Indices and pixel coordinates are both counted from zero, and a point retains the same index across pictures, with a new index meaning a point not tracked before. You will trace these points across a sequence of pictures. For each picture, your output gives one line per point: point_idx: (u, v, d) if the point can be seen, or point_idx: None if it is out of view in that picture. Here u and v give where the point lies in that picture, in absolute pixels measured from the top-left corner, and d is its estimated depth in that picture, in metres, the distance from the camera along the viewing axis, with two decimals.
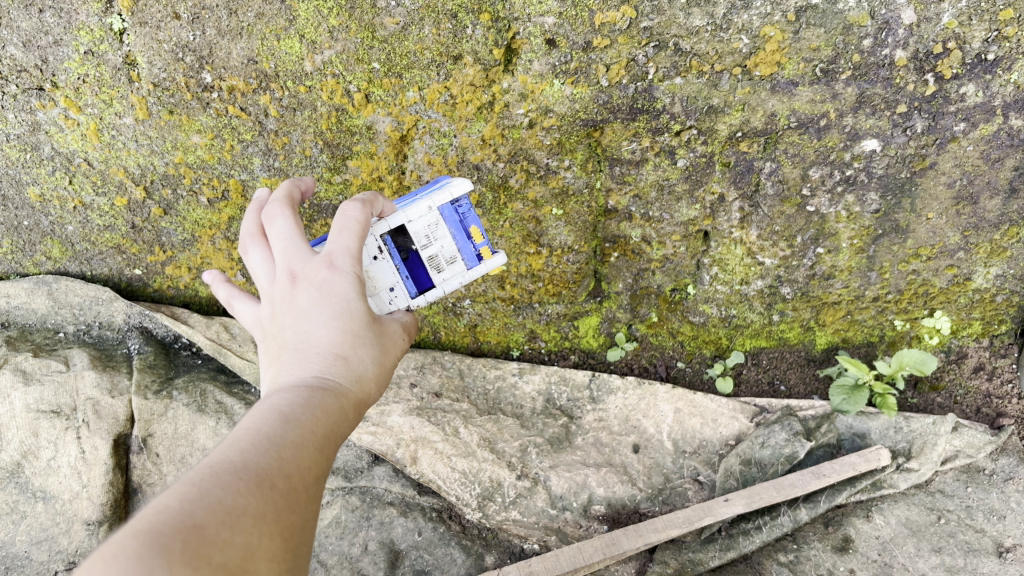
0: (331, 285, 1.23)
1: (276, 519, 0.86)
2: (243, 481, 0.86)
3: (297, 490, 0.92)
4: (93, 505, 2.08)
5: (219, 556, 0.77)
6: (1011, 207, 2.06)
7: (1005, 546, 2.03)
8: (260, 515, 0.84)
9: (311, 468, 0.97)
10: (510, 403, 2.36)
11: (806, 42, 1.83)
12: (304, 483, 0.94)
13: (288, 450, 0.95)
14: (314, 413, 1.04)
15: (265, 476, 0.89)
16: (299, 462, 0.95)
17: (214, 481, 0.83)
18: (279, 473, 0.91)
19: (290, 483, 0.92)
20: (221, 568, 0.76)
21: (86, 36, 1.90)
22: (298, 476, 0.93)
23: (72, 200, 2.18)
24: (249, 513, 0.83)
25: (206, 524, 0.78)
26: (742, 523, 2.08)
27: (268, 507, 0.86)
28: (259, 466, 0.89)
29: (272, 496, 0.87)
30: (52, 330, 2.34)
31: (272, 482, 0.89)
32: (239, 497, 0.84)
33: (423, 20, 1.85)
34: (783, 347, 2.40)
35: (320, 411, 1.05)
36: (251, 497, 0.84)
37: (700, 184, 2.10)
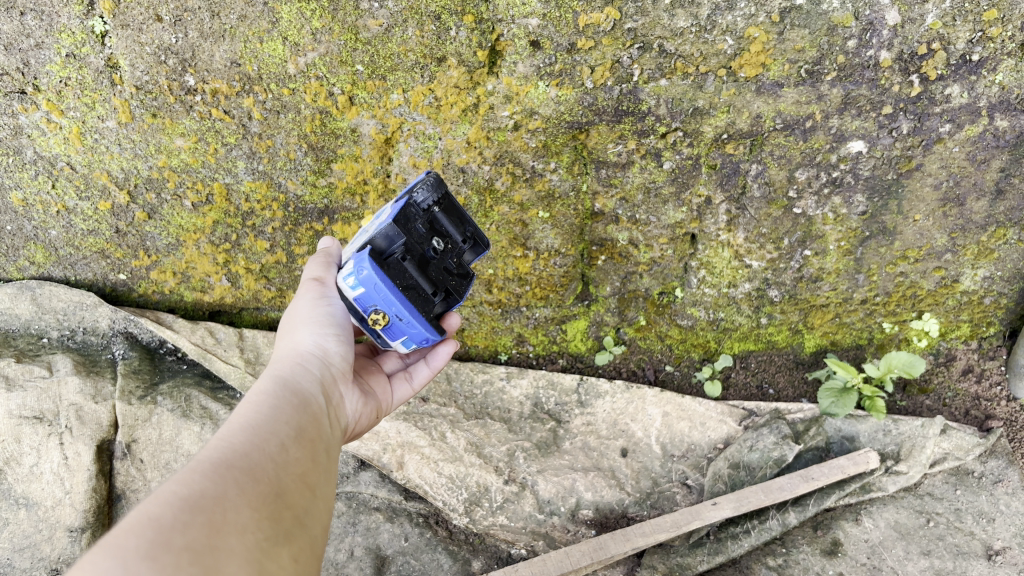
0: None
1: (238, 491, 0.95)
2: (196, 474, 0.95)
3: (257, 463, 1.01)
4: (76, 512, 2.06)
5: (181, 539, 0.85)
6: (997, 209, 2.07)
7: (994, 548, 2.02)
8: (221, 494, 0.93)
9: (272, 441, 1.08)
10: (498, 407, 2.34)
11: (791, 43, 1.83)
12: (265, 455, 1.04)
13: (239, 433, 1.06)
14: (256, 398, 1.18)
15: (222, 461, 0.99)
16: (259, 442, 1.06)
17: (170, 481, 0.93)
18: (234, 455, 1.01)
19: (247, 462, 1.01)
20: (185, 548, 0.84)
21: (68, 39, 1.88)
22: (258, 453, 1.04)
23: (55, 204, 2.17)
24: (208, 496, 0.92)
25: (162, 517, 0.86)
26: (731, 526, 2.06)
27: (227, 485, 0.95)
28: (213, 456, 0.99)
29: (231, 474, 0.97)
30: (35, 335, 2.33)
31: (227, 466, 0.98)
32: (196, 486, 0.93)
33: (407, 22, 1.84)
34: (772, 350, 2.39)
35: (259, 398, 1.19)
36: (208, 481, 0.94)
37: (686, 187, 2.10)
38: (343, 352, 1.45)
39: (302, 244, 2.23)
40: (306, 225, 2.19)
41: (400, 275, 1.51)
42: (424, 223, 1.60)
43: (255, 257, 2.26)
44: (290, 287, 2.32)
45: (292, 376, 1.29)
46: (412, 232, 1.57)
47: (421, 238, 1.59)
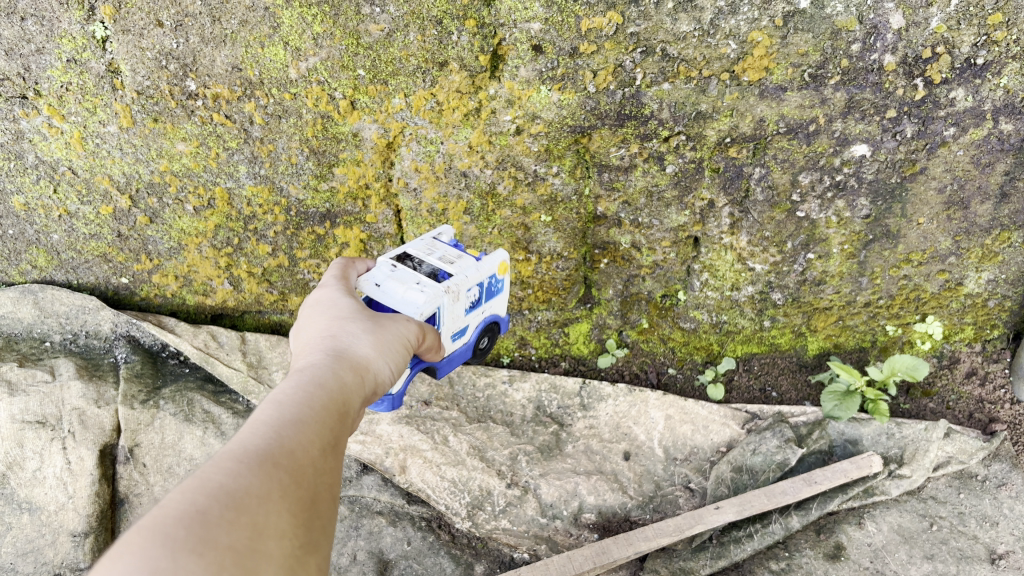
0: (319, 299, 1.44)
1: (281, 494, 0.89)
2: (244, 464, 0.89)
3: (303, 464, 0.95)
4: (79, 516, 2.05)
5: (225, 539, 0.80)
6: (1001, 212, 2.06)
7: (998, 552, 2.01)
8: (266, 494, 0.87)
9: (317, 442, 1.00)
10: (500, 410, 2.34)
11: (794, 47, 1.82)
12: (309, 456, 0.97)
13: (288, 428, 0.98)
14: (308, 387, 1.08)
15: (267, 454, 0.92)
16: (307, 439, 0.99)
17: (215, 468, 0.87)
18: (281, 451, 0.94)
19: (294, 459, 0.95)
20: (227, 551, 0.79)
21: (69, 44, 1.88)
22: (304, 453, 0.96)
23: (57, 208, 2.17)
24: (252, 493, 0.86)
25: (208, 511, 0.81)
26: (733, 530, 2.06)
27: (273, 485, 0.89)
28: (260, 447, 0.93)
29: (276, 474, 0.91)
30: (38, 339, 2.32)
31: (275, 460, 0.92)
32: (240, 480, 0.87)
33: (408, 26, 1.83)
34: (774, 352, 2.39)
35: (319, 385, 1.11)
36: (254, 478, 0.88)
37: (689, 190, 2.09)
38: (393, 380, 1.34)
39: (305, 247, 2.23)
40: (308, 229, 2.19)
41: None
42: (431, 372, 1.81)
43: (257, 260, 2.26)
44: (292, 291, 2.32)
45: (348, 376, 1.18)
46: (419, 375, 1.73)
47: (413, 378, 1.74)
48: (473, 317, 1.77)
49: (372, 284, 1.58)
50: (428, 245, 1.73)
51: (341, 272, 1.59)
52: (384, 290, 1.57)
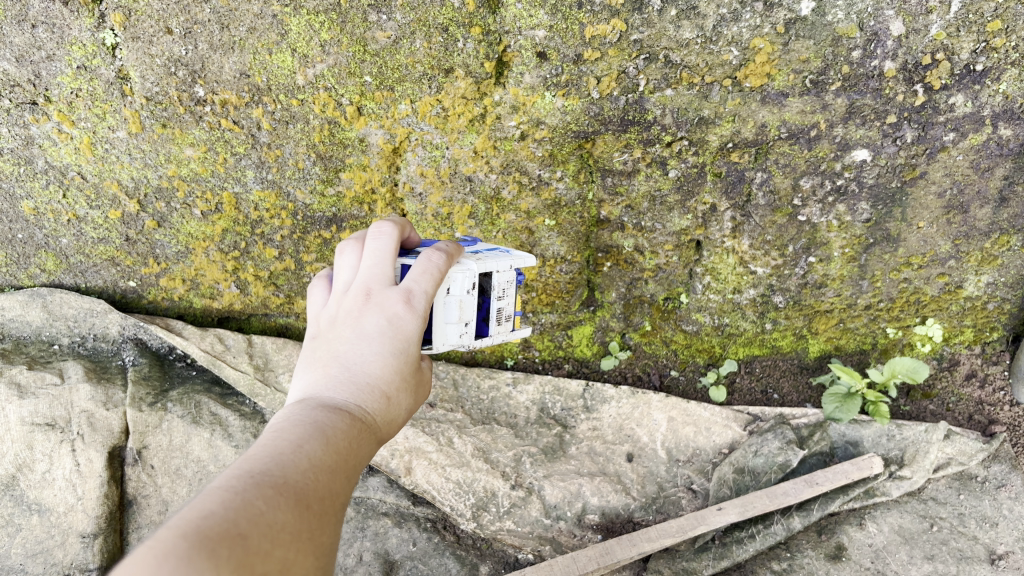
0: (396, 319, 1.26)
1: (309, 538, 0.89)
2: (283, 497, 0.89)
3: (328, 513, 0.95)
4: (88, 518, 2.08)
5: (258, 568, 0.80)
6: (1001, 216, 2.08)
7: (997, 553, 2.05)
8: (297, 533, 0.87)
9: (342, 494, 0.99)
10: (504, 412, 2.37)
11: (796, 54, 1.84)
12: (333, 506, 0.96)
13: (324, 473, 0.98)
14: (350, 443, 1.06)
15: (304, 493, 0.92)
16: (335, 488, 0.98)
17: (258, 492, 0.87)
18: (315, 494, 0.94)
19: (322, 505, 0.94)
20: None
21: (79, 51, 1.91)
22: (330, 501, 0.96)
23: (66, 213, 2.19)
24: (287, 530, 0.86)
25: (248, 536, 0.81)
26: (736, 531, 2.08)
27: (303, 526, 0.89)
28: (297, 483, 0.92)
29: (308, 516, 0.90)
30: (47, 342, 2.34)
31: (309, 502, 0.92)
32: (279, 513, 0.86)
33: (414, 34, 1.86)
34: (776, 355, 2.41)
35: (356, 442, 1.08)
36: (290, 515, 0.87)
37: (692, 195, 2.11)
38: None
39: (311, 251, 2.25)
40: (314, 233, 2.21)
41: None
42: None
43: (263, 264, 2.28)
44: (298, 294, 2.34)
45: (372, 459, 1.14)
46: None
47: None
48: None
49: (447, 292, 1.49)
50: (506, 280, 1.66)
51: (432, 282, 1.35)
52: (444, 306, 1.50)
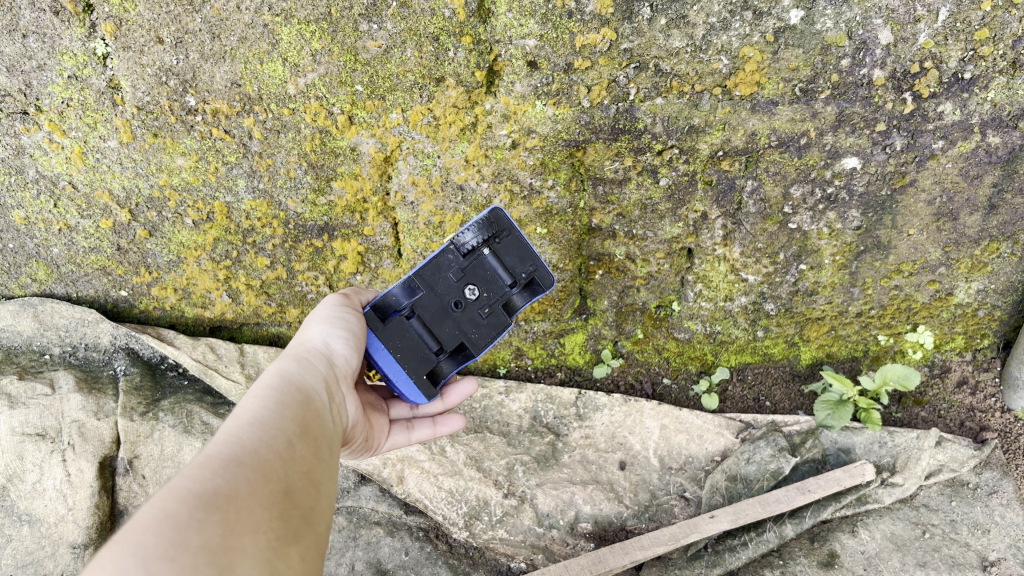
0: None
1: (251, 490, 0.97)
2: (209, 469, 0.97)
3: (265, 461, 1.04)
4: (78, 528, 2.07)
5: (198, 539, 0.87)
6: (990, 223, 2.09)
7: (989, 559, 2.04)
8: (236, 491, 0.96)
9: (279, 441, 1.10)
10: (496, 421, 2.35)
11: (786, 62, 1.85)
12: (272, 452, 1.07)
13: (248, 430, 1.09)
14: (267, 400, 1.20)
15: (232, 459, 1.01)
16: (267, 440, 1.08)
17: (184, 475, 0.95)
18: (244, 451, 1.04)
19: (257, 459, 1.04)
20: (202, 549, 0.86)
21: (70, 60, 1.90)
22: (266, 450, 1.06)
23: (57, 222, 2.19)
24: (221, 493, 0.95)
25: (178, 513, 0.88)
26: (728, 539, 2.07)
27: (240, 482, 0.98)
28: (224, 453, 1.02)
29: (242, 471, 1.00)
30: (37, 352, 2.33)
31: (239, 462, 1.01)
32: (208, 482, 0.95)
33: (406, 43, 1.86)
34: (768, 362, 2.42)
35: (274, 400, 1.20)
36: (221, 479, 0.96)
37: (682, 203, 2.12)
38: (349, 354, 1.51)
39: (303, 260, 2.25)
40: (306, 242, 2.21)
41: (396, 337, 1.65)
42: (456, 275, 1.68)
43: (255, 273, 2.28)
44: (290, 303, 2.35)
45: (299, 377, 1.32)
46: (438, 284, 1.68)
47: (449, 289, 1.68)
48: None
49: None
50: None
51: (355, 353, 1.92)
52: None
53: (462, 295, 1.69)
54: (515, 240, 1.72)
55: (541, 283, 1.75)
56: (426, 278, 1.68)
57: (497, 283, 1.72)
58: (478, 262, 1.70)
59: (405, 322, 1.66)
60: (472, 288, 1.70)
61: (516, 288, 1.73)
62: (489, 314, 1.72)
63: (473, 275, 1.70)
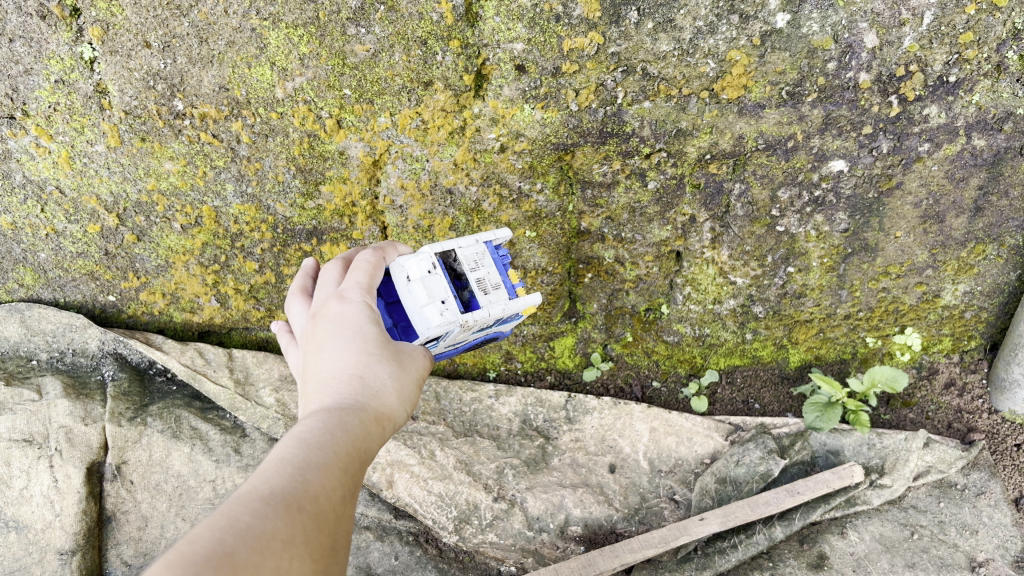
0: (344, 313, 1.40)
1: (303, 541, 0.93)
2: (271, 506, 0.93)
3: (324, 509, 0.99)
4: (67, 534, 2.04)
5: None
6: (976, 225, 2.10)
7: (977, 560, 2.06)
8: (290, 539, 0.92)
9: (337, 489, 1.04)
10: (486, 424, 2.36)
11: (772, 65, 1.86)
12: (330, 503, 1.01)
13: (313, 470, 1.02)
14: (334, 432, 1.11)
15: (293, 497, 0.97)
16: (330, 485, 1.03)
17: (244, 506, 0.91)
18: (306, 495, 0.98)
19: (316, 504, 0.99)
20: None
21: (57, 65, 1.90)
22: (327, 498, 1.01)
23: (44, 227, 2.18)
24: (278, 537, 0.91)
25: (237, 551, 0.86)
26: (718, 541, 2.06)
27: (295, 529, 0.93)
28: (286, 490, 0.97)
29: (300, 519, 0.95)
30: (25, 357, 2.32)
31: (300, 505, 0.96)
32: (267, 522, 0.91)
33: (393, 47, 1.87)
34: (757, 365, 2.44)
35: (341, 433, 1.12)
36: (278, 520, 0.92)
37: (671, 206, 2.13)
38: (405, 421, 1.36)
39: (291, 264, 2.25)
40: (295, 246, 2.21)
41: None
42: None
43: (244, 277, 2.27)
44: (279, 308, 2.35)
45: (369, 435, 1.19)
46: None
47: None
48: (474, 334, 1.77)
49: (403, 276, 1.58)
50: (480, 262, 1.69)
51: (368, 273, 1.52)
52: (409, 292, 1.57)
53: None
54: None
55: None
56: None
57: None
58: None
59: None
60: None
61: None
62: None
63: None
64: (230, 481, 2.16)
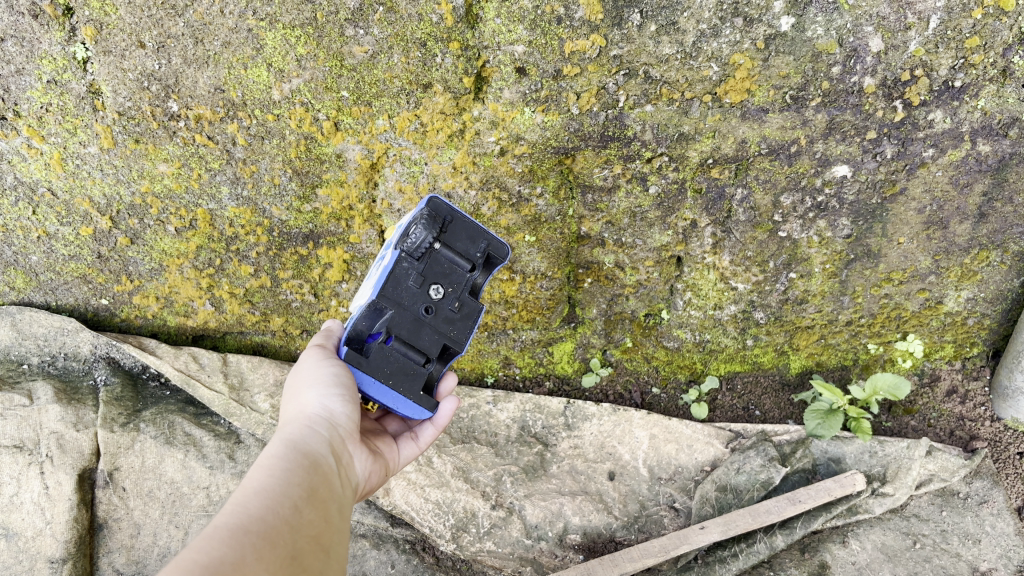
0: None
1: (257, 558, 0.97)
2: (215, 539, 0.96)
3: (273, 526, 1.03)
4: (57, 542, 2.01)
5: None
6: (980, 232, 2.08)
7: (980, 570, 2.04)
8: (240, 560, 0.95)
9: (282, 503, 1.09)
10: (483, 431, 2.32)
11: (776, 69, 1.83)
12: (279, 519, 1.05)
13: (253, 498, 1.06)
14: (262, 462, 1.18)
15: (238, 527, 1.00)
16: (274, 506, 1.07)
17: (190, 549, 0.93)
18: (251, 520, 1.02)
19: (264, 524, 1.02)
20: None
21: (49, 65, 1.87)
22: (273, 516, 1.05)
23: (37, 229, 2.15)
24: (228, 561, 0.94)
25: None
26: (718, 550, 2.04)
27: (245, 551, 0.96)
28: (230, 522, 1.00)
29: (246, 541, 0.98)
30: (15, 362, 2.28)
31: (245, 530, 1.00)
32: (214, 554, 0.94)
33: (392, 49, 1.84)
34: (758, 371, 2.41)
35: (271, 461, 1.19)
36: (226, 548, 0.95)
37: (672, 211, 2.10)
38: (349, 410, 1.44)
39: (287, 268, 2.22)
40: (291, 250, 2.18)
41: (383, 364, 1.59)
42: (416, 280, 1.63)
43: (239, 281, 2.24)
44: (274, 312, 2.32)
45: (302, 442, 1.27)
46: (402, 297, 1.62)
47: (413, 299, 1.63)
48: (385, 256, 1.70)
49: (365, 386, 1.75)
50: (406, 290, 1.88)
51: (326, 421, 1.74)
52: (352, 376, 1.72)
53: (429, 298, 1.64)
54: (461, 223, 1.68)
55: (496, 255, 1.71)
56: (390, 296, 1.62)
57: (457, 273, 1.68)
58: (433, 259, 1.65)
59: (384, 346, 1.59)
60: (432, 288, 1.65)
61: (476, 272, 1.69)
62: (460, 308, 1.68)
63: (432, 274, 1.65)
64: (224, 488, 2.14)
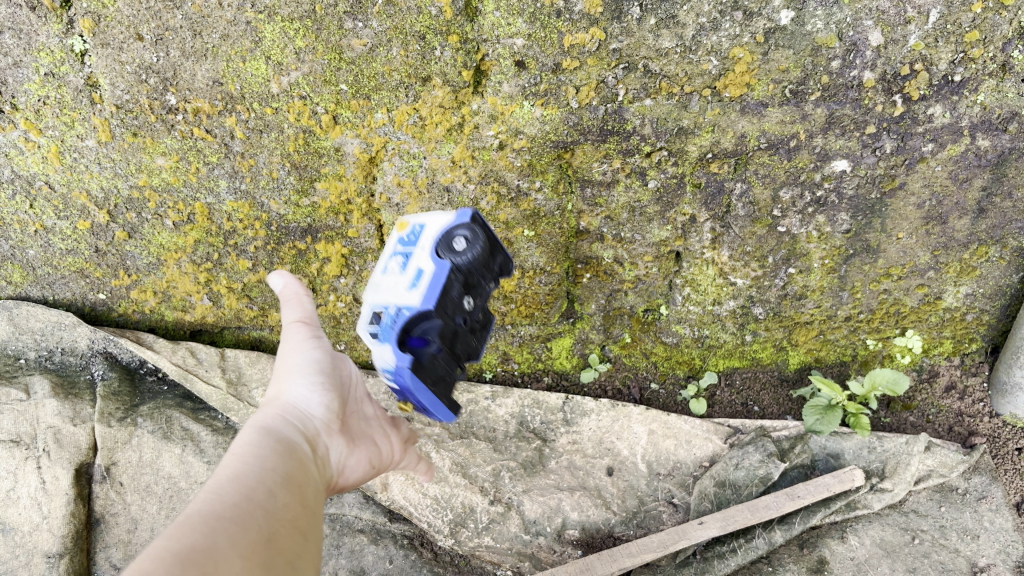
0: None
1: (230, 543, 0.96)
2: (186, 527, 0.95)
3: (246, 511, 1.02)
4: (54, 537, 1.99)
5: None
6: (979, 227, 2.08)
7: (979, 565, 2.04)
8: (213, 546, 0.94)
9: (255, 490, 1.08)
10: (482, 426, 2.32)
11: (776, 63, 1.83)
12: (252, 505, 1.04)
13: (226, 485, 1.05)
14: (237, 450, 1.17)
15: (210, 514, 0.99)
16: (248, 492, 1.06)
17: (161, 537, 0.92)
18: (223, 506, 1.01)
19: (236, 510, 1.01)
20: None
21: (46, 57, 1.86)
22: (247, 502, 1.04)
23: (34, 223, 2.14)
24: (201, 546, 0.93)
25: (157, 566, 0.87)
26: (716, 546, 2.03)
27: (218, 537, 0.95)
28: (202, 509, 0.99)
29: (219, 527, 0.97)
30: (12, 356, 2.27)
31: (216, 517, 0.99)
32: (185, 540, 0.93)
33: (391, 41, 1.83)
34: (757, 366, 2.42)
35: (246, 449, 1.18)
36: (198, 535, 0.94)
37: (671, 206, 2.10)
38: (329, 399, 1.43)
39: (285, 263, 2.21)
40: (289, 244, 2.18)
41: (434, 373, 1.46)
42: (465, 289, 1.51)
43: (237, 276, 2.24)
44: (272, 307, 2.31)
45: (278, 430, 1.26)
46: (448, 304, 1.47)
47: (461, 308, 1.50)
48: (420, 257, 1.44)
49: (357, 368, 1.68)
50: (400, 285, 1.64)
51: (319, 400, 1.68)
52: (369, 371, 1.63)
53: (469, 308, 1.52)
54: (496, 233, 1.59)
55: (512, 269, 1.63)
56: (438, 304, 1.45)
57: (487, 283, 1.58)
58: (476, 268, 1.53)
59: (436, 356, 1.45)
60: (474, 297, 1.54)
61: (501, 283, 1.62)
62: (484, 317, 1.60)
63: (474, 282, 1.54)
64: None
